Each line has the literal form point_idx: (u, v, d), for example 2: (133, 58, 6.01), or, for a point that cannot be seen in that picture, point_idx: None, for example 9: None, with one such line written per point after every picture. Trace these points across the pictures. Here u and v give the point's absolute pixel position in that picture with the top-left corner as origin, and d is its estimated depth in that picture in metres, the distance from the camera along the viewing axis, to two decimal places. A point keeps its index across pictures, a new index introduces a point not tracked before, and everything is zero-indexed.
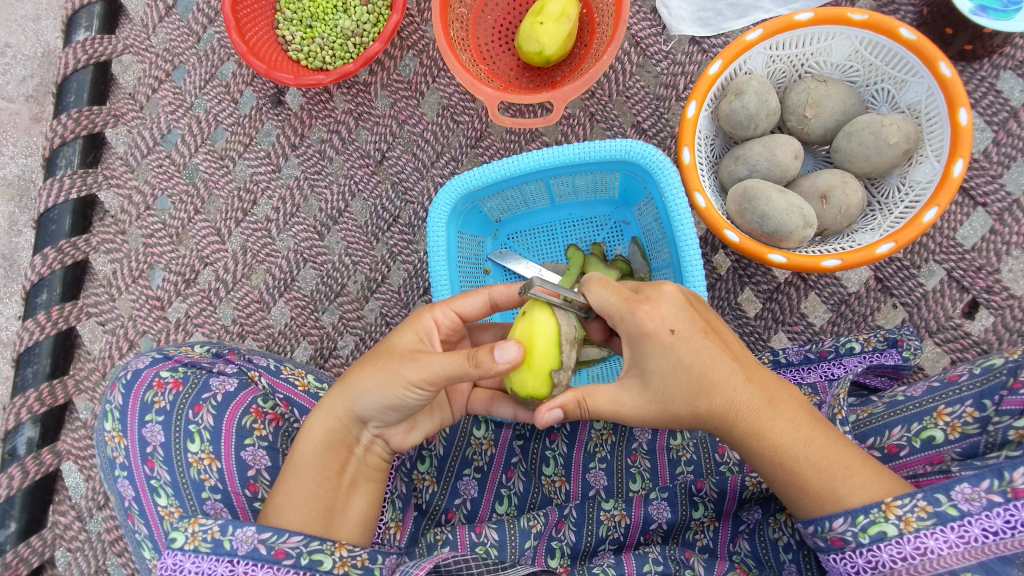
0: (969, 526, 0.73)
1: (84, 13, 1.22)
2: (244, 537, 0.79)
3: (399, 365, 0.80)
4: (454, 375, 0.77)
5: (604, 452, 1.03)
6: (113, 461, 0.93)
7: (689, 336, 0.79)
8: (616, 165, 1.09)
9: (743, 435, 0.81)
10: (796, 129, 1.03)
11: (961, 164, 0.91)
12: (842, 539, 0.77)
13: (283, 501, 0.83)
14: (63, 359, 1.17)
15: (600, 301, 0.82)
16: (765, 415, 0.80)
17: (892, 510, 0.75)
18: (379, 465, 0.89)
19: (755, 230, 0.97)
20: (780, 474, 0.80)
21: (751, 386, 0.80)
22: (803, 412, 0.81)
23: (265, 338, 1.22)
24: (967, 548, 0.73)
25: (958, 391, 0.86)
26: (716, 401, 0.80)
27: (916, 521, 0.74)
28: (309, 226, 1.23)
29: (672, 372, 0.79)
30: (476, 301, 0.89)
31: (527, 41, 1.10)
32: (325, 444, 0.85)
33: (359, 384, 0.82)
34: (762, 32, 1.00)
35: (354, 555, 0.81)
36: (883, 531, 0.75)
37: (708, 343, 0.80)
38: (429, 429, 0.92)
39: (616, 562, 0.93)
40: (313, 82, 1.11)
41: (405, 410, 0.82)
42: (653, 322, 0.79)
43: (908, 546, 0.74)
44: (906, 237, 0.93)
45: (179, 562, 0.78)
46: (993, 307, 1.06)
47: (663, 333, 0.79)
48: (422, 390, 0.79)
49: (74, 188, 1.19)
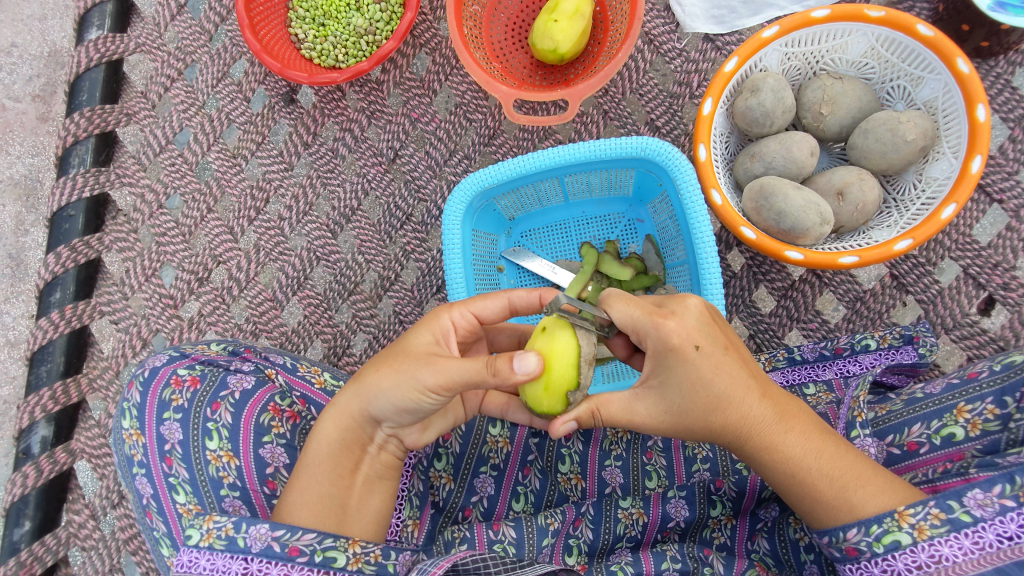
0: (983, 532, 0.72)
1: (95, 12, 1.22)
2: (258, 534, 0.78)
3: (415, 367, 0.79)
4: (471, 380, 0.76)
5: (619, 450, 1.03)
6: (131, 459, 0.93)
7: (711, 352, 0.79)
8: (631, 163, 1.09)
9: (757, 449, 0.81)
10: (812, 126, 1.03)
11: (980, 160, 0.92)
12: (856, 548, 0.76)
13: (296, 500, 0.83)
14: (76, 358, 1.17)
15: (623, 316, 0.81)
16: (778, 429, 0.80)
17: (904, 518, 0.74)
18: (392, 463, 0.89)
19: (772, 226, 0.97)
20: (793, 486, 0.80)
21: (766, 402, 0.80)
22: (812, 424, 0.81)
23: (279, 336, 1.22)
24: (982, 554, 0.72)
25: (979, 387, 0.86)
26: (732, 415, 0.80)
27: (930, 529, 0.73)
28: (321, 224, 1.23)
29: (688, 387, 0.79)
30: (495, 304, 0.89)
31: (541, 39, 1.10)
32: (338, 443, 0.84)
33: (375, 385, 0.82)
34: (778, 29, 1.00)
35: (367, 552, 0.81)
36: (897, 541, 0.74)
37: (728, 359, 0.80)
38: (442, 429, 0.91)
39: (634, 560, 0.93)
40: (326, 80, 1.11)
41: (419, 412, 0.82)
42: (679, 337, 0.78)
43: (923, 555, 0.73)
44: (924, 234, 0.93)
45: (194, 559, 0.78)
46: (1010, 303, 1.06)
47: (687, 348, 0.78)
48: (437, 394, 0.79)
49: (87, 187, 1.18)
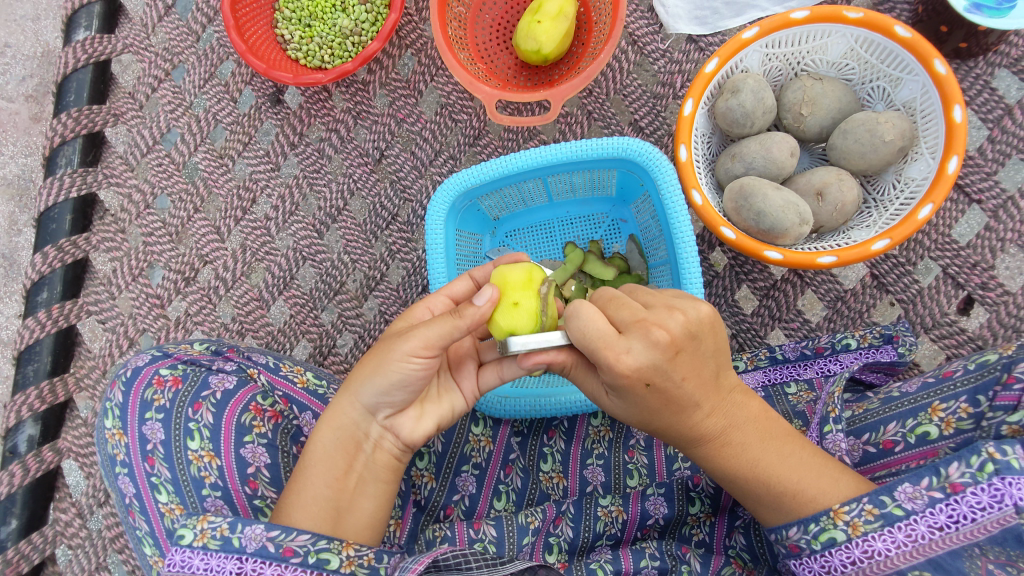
0: (915, 525, 0.73)
1: (83, 13, 1.23)
2: (253, 534, 0.78)
3: (394, 342, 0.81)
4: (447, 334, 0.79)
5: (601, 449, 1.04)
6: (114, 458, 0.94)
7: (664, 384, 0.75)
8: (614, 163, 1.09)
9: (700, 454, 0.82)
10: (792, 127, 1.04)
11: (956, 161, 0.92)
12: (797, 546, 0.78)
13: (294, 501, 0.83)
14: (63, 357, 1.17)
15: (579, 335, 0.73)
16: (720, 444, 0.80)
17: (839, 516, 0.76)
18: (390, 463, 0.87)
19: (751, 227, 0.98)
20: (732, 489, 0.82)
21: (710, 419, 0.80)
22: (757, 432, 0.81)
23: (266, 335, 1.23)
24: (915, 547, 0.73)
25: (953, 386, 0.86)
26: (675, 430, 0.80)
27: (864, 525, 0.74)
28: (308, 224, 1.23)
29: (636, 406, 0.78)
30: (461, 284, 0.92)
31: (525, 39, 1.11)
32: (334, 443, 0.85)
33: (358, 374, 0.85)
34: (758, 30, 1.00)
35: (360, 554, 0.80)
36: (833, 538, 0.75)
37: (681, 387, 0.76)
38: (439, 416, 0.89)
39: (614, 557, 0.94)
40: (311, 81, 1.11)
41: (406, 385, 0.82)
42: (630, 376, 0.73)
43: (857, 550, 0.75)
44: (900, 234, 0.93)
45: (187, 558, 0.78)
46: (988, 303, 1.06)
47: (638, 387, 0.74)
48: (421, 356, 0.80)
49: (74, 188, 1.19)
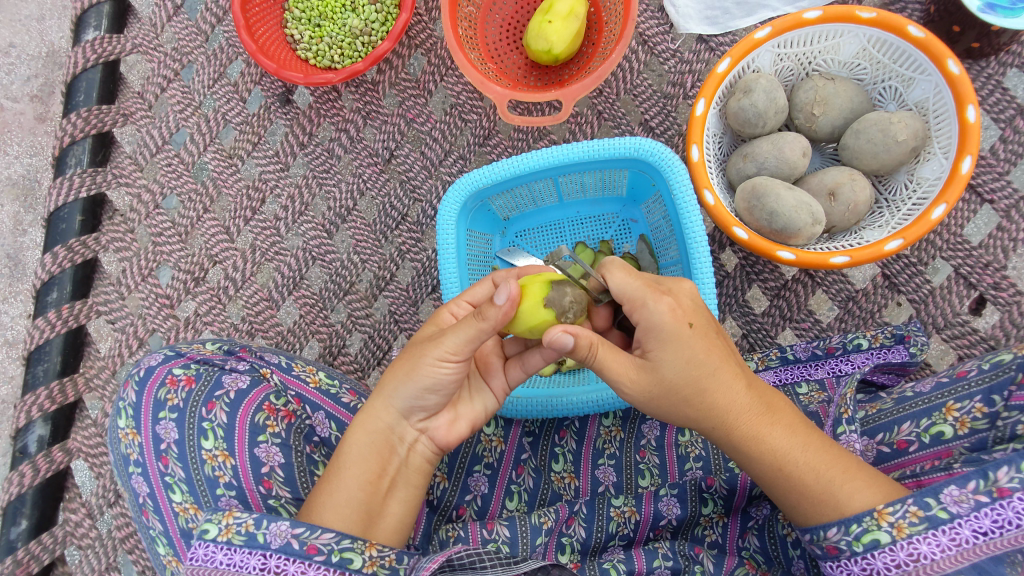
0: (960, 528, 0.72)
1: (92, 13, 1.22)
2: (278, 531, 0.78)
3: (423, 347, 0.83)
4: (473, 337, 0.80)
5: (612, 449, 1.05)
6: (127, 458, 0.94)
7: (704, 334, 0.81)
8: (625, 163, 1.09)
9: (742, 439, 0.82)
10: (804, 127, 1.04)
11: (970, 161, 0.92)
12: (836, 547, 0.76)
13: (325, 500, 0.82)
14: (73, 358, 1.17)
15: (621, 285, 0.81)
16: (763, 420, 0.82)
17: (884, 517, 0.74)
18: (421, 466, 0.88)
19: (764, 227, 0.98)
20: (776, 478, 0.80)
21: (751, 393, 0.83)
22: (794, 417, 0.84)
23: (275, 336, 1.22)
24: (959, 550, 0.72)
25: (968, 386, 0.86)
26: (715, 404, 0.81)
27: (909, 527, 0.73)
28: (317, 224, 1.23)
29: (683, 364, 0.80)
30: (484, 289, 0.92)
31: (536, 39, 1.11)
32: (368, 447, 0.85)
33: (390, 379, 0.86)
34: (771, 30, 1.00)
35: (383, 555, 0.79)
36: (876, 539, 0.74)
37: (718, 344, 0.82)
38: (472, 418, 0.91)
39: (626, 557, 0.93)
40: (322, 81, 1.11)
41: (440, 389, 0.84)
42: (675, 313, 0.80)
43: (902, 553, 0.73)
44: (914, 234, 0.93)
45: (211, 552, 0.78)
46: (1000, 303, 1.07)
47: (682, 325, 0.80)
48: (450, 363, 0.81)
49: (84, 188, 1.19)
